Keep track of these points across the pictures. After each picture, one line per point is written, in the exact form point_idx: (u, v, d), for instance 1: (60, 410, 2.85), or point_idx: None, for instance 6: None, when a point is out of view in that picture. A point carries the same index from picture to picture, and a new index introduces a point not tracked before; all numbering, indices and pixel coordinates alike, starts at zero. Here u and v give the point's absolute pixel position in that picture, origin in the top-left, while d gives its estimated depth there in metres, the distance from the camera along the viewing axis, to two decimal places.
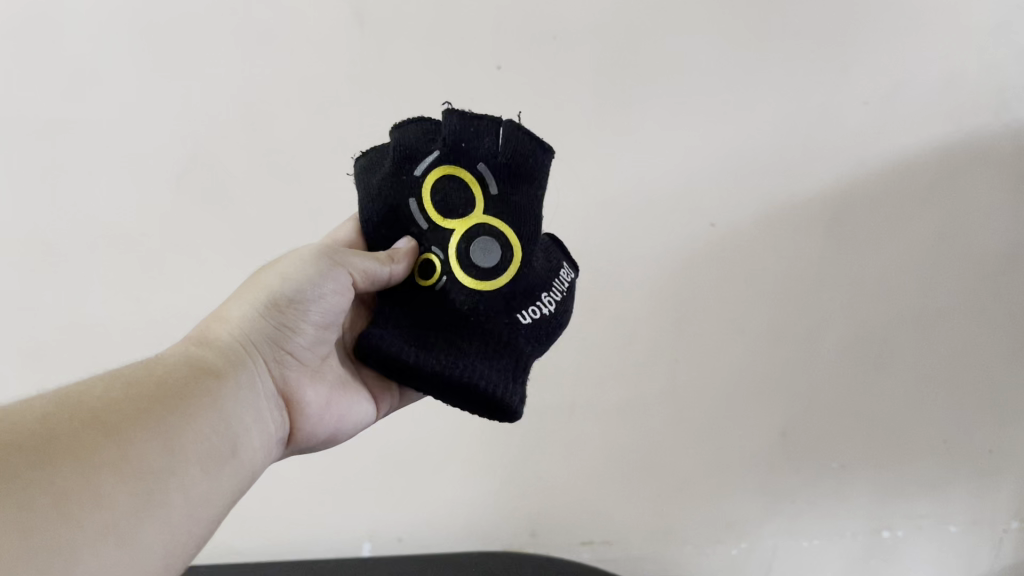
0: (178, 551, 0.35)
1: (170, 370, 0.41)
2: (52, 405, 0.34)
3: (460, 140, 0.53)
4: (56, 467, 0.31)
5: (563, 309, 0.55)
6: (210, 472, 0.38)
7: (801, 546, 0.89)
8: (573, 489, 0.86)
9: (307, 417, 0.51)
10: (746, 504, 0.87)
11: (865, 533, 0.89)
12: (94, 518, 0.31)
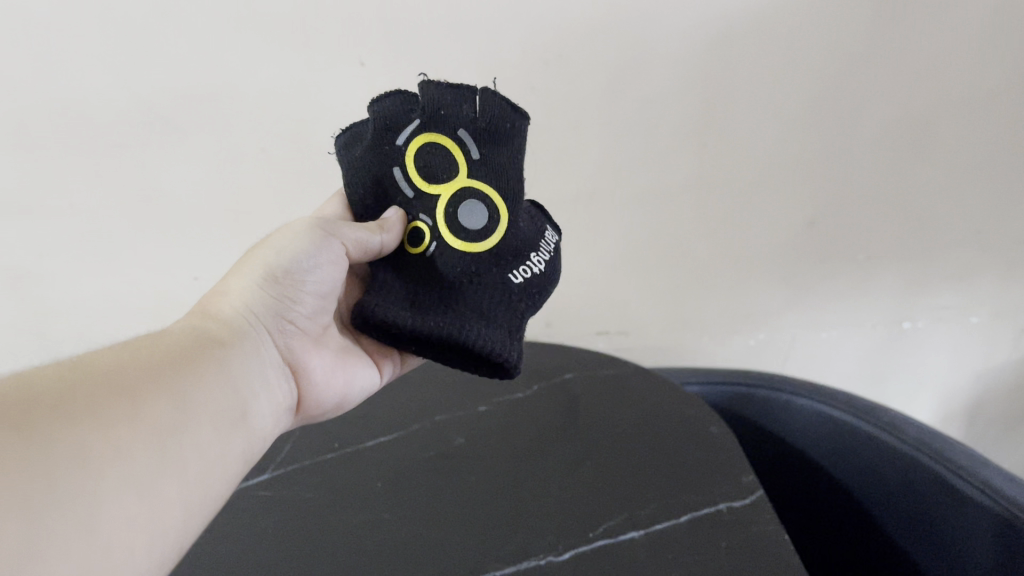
0: (198, 508, 0.34)
1: (172, 335, 0.40)
2: (65, 365, 0.33)
3: (438, 107, 0.49)
4: (74, 416, 0.30)
5: (550, 268, 0.53)
6: (224, 433, 0.37)
7: (819, 337, 0.92)
8: (589, 278, 0.86)
9: (315, 384, 0.49)
10: (768, 297, 0.89)
11: (886, 325, 0.91)
12: (115, 467, 0.30)
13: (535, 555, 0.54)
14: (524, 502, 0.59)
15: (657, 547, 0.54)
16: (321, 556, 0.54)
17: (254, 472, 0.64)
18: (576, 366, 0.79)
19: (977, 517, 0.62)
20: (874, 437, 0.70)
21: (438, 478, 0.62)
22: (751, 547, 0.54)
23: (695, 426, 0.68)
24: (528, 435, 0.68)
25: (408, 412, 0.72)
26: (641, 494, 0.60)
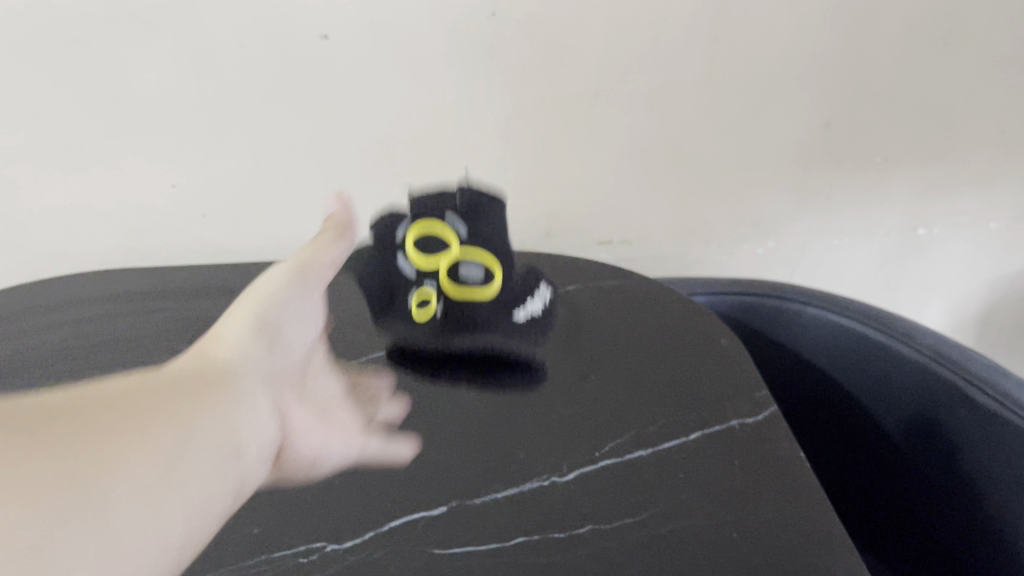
0: (189, 541, 0.33)
1: (174, 370, 0.39)
2: (67, 392, 0.32)
3: None
4: (51, 450, 0.29)
5: None
6: (223, 463, 0.36)
7: (830, 245, 0.90)
8: (590, 183, 0.81)
9: (296, 448, 0.48)
10: (778, 202, 0.86)
11: (899, 232, 0.90)
12: (87, 501, 0.28)
13: (539, 476, 0.52)
14: (527, 421, 0.57)
15: (666, 467, 0.52)
16: (315, 482, 0.52)
17: None
18: (579, 276, 0.75)
19: (999, 430, 0.60)
20: (890, 348, 0.68)
21: (436, 396, 0.60)
22: (766, 465, 0.52)
23: (704, 339, 0.65)
24: (530, 349, 0.65)
25: (404, 326, 0.68)
26: (648, 411, 0.57)
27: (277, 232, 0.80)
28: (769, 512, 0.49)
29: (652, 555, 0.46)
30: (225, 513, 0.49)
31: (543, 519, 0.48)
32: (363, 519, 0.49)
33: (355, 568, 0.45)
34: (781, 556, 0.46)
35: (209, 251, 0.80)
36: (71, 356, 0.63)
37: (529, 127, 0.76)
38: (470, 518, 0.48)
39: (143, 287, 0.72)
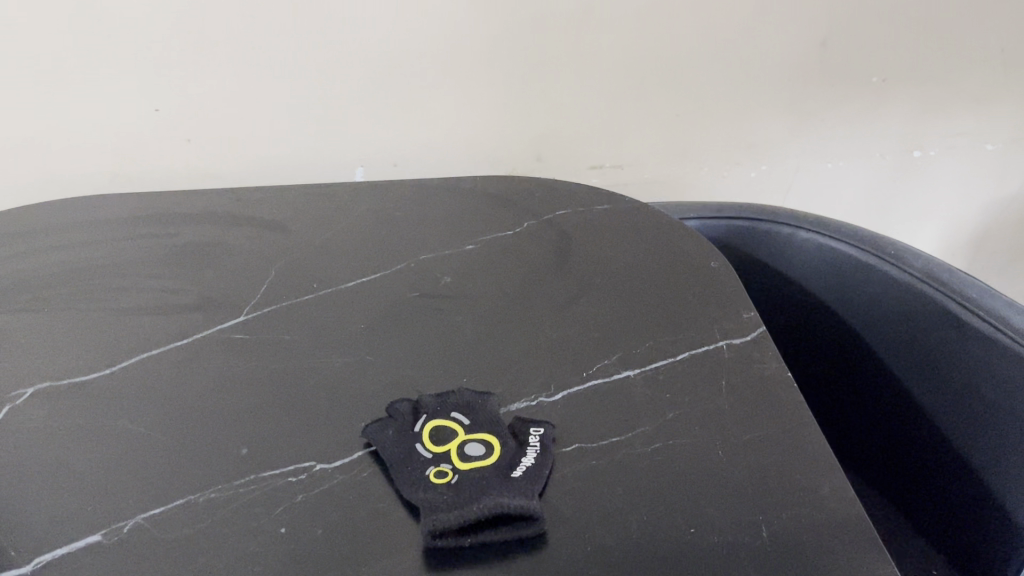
0: None
1: None
2: None
3: None
4: None
5: None
6: None
7: (826, 169, 0.92)
8: (586, 106, 0.82)
9: None
10: (773, 126, 0.87)
11: (896, 153, 0.92)
12: None
13: (527, 395, 0.52)
14: (516, 343, 0.57)
15: (654, 387, 0.52)
16: (302, 403, 0.52)
17: (228, 314, 0.60)
18: (570, 200, 0.74)
19: (983, 347, 0.61)
20: (880, 269, 0.69)
21: (425, 319, 0.59)
22: (754, 385, 0.52)
23: (694, 262, 0.65)
24: (519, 272, 0.65)
25: (392, 249, 0.67)
26: (636, 332, 0.57)
27: (263, 156, 0.78)
28: (755, 431, 0.49)
29: (638, 473, 0.46)
30: (211, 435, 0.50)
31: (536, 439, 0.48)
32: (352, 437, 0.50)
33: (344, 486, 0.46)
34: (765, 475, 0.46)
35: (194, 176, 0.78)
36: (56, 284, 0.62)
37: (529, 48, 0.77)
38: (462, 437, 0.48)
39: (128, 212, 0.71)
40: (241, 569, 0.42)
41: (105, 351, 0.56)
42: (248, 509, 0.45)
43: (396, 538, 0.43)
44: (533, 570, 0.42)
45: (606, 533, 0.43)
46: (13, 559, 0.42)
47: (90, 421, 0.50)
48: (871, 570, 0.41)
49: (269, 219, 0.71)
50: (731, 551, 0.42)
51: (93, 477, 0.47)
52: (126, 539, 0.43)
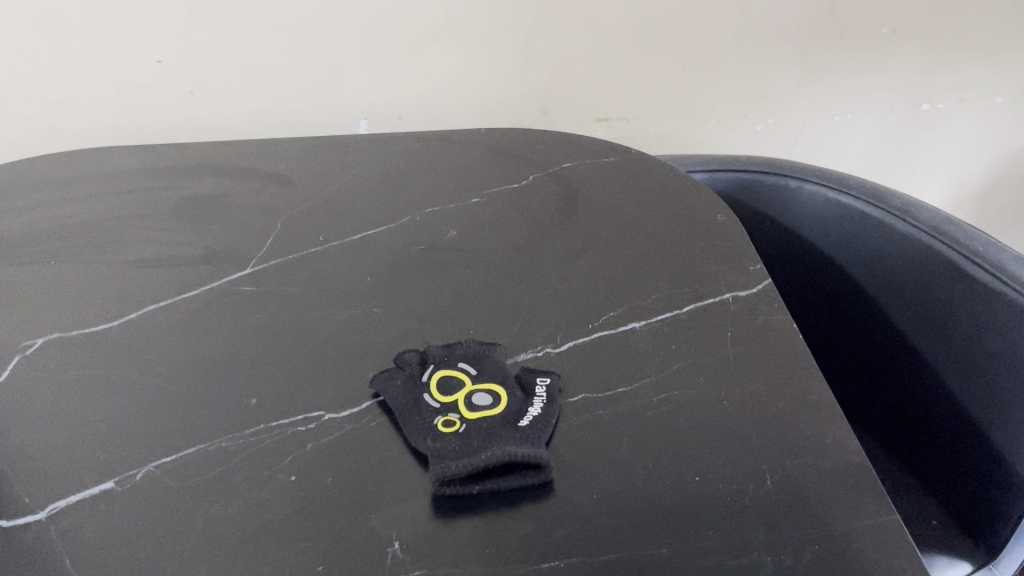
0: None
1: None
2: None
3: None
4: None
5: None
6: None
7: (833, 122, 0.92)
8: (592, 58, 0.81)
9: None
10: (780, 79, 0.86)
11: (904, 107, 0.92)
12: None
13: (534, 346, 0.53)
14: (523, 295, 0.57)
15: (660, 339, 0.53)
16: (310, 354, 0.52)
17: (234, 266, 0.60)
18: (575, 154, 0.74)
19: (988, 300, 0.61)
20: (887, 223, 0.69)
21: (432, 272, 0.59)
22: (760, 338, 0.53)
23: (700, 215, 0.65)
24: (525, 225, 0.65)
25: (398, 202, 0.67)
26: (642, 285, 0.57)
27: (268, 109, 0.78)
28: (761, 382, 0.49)
29: (644, 424, 0.47)
30: (221, 385, 0.50)
31: (543, 389, 0.48)
32: (361, 388, 0.50)
33: (352, 435, 0.47)
34: (770, 425, 0.47)
35: (198, 129, 0.78)
36: (62, 236, 0.62)
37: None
38: (469, 388, 0.49)
39: (133, 165, 0.71)
40: (252, 516, 0.42)
41: (113, 303, 0.56)
42: (257, 458, 0.45)
43: (405, 487, 0.44)
44: (540, 518, 0.42)
45: (612, 482, 0.44)
46: (29, 507, 0.43)
47: (100, 371, 0.51)
48: (874, 519, 0.42)
49: (274, 172, 0.70)
50: (735, 500, 0.43)
51: (104, 426, 0.47)
52: (139, 486, 0.44)
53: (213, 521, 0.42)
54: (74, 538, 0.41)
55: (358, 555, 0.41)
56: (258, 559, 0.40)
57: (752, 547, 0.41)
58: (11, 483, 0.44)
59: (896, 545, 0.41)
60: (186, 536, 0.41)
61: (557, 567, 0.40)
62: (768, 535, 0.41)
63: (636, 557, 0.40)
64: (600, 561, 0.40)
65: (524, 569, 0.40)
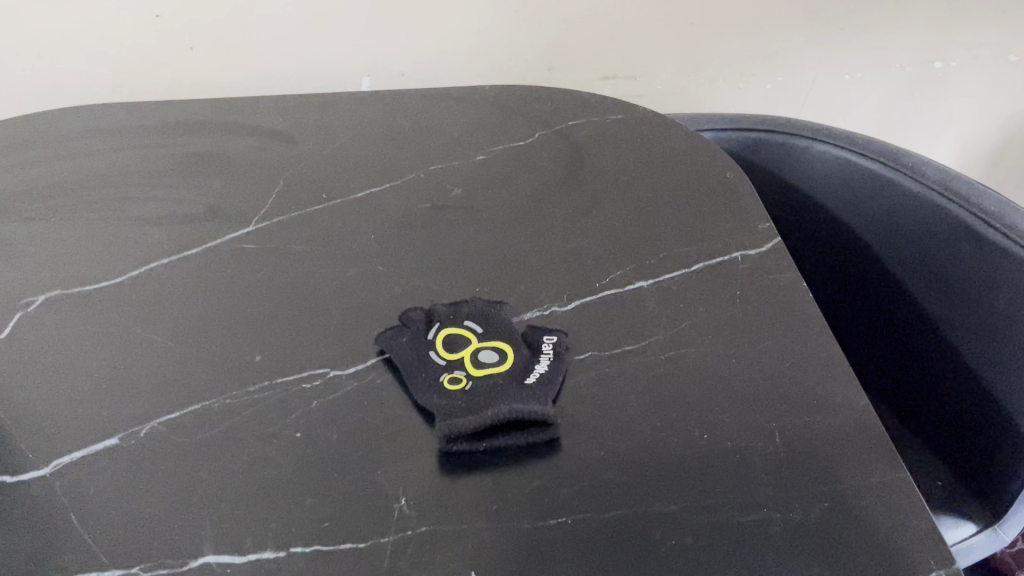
0: None
1: None
2: None
3: None
4: None
5: None
6: None
7: (844, 80, 0.90)
8: (600, 14, 0.79)
9: None
10: (790, 36, 0.85)
11: (916, 65, 0.90)
12: None
13: (540, 305, 0.52)
14: (529, 253, 0.56)
15: (668, 298, 0.52)
16: (314, 312, 0.52)
17: (237, 224, 0.59)
18: (581, 111, 0.73)
19: (998, 260, 0.60)
20: (897, 183, 0.68)
21: (437, 230, 0.59)
22: (769, 296, 0.52)
23: (708, 173, 0.64)
24: (531, 183, 0.64)
25: (402, 160, 0.66)
26: (650, 244, 0.57)
27: (269, 64, 0.77)
28: (770, 341, 0.49)
29: (652, 381, 0.47)
30: (224, 343, 0.50)
31: (549, 347, 0.48)
32: (366, 345, 0.49)
33: (358, 392, 0.46)
34: (779, 384, 0.46)
35: (197, 84, 0.76)
36: (61, 193, 0.62)
37: None
38: (475, 346, 0.48)
39: (132, 121, 0.70)
40: (258, 473, 0.42)
41: (114, 260, 0.56)
42: (262, 415, 0.45)
43: (411, 443, 0.44)
44: (547, 476, 0.42)
45: (620, 439, 0.43)
46: (33, 463, 0.42)
47: (102, 328, 0.50)
48: (884, 477, 0.41)
49: (275, 129, 0.69)
50: (744, 458, 0.42)
51: (108, 383, 0.47)
52: (143, 443, 0.44)
53: (218, 478, 0.42)
54: (79, 495, 0.41)
55: (364, 512, 0.40)
56: (265, 515, 0.40)
57: (761, 504, 0.40)
58: (15, 440, 0.44)
59: (906, 502, 0.40)
60: (192, 492, 0.41)
61: (565, 523, 0.40)
62: (777, 492, 0.41)
63: (644, 514, 0.40)
64: (608, 518, 0.40)
65: (531, 526, 0.40)
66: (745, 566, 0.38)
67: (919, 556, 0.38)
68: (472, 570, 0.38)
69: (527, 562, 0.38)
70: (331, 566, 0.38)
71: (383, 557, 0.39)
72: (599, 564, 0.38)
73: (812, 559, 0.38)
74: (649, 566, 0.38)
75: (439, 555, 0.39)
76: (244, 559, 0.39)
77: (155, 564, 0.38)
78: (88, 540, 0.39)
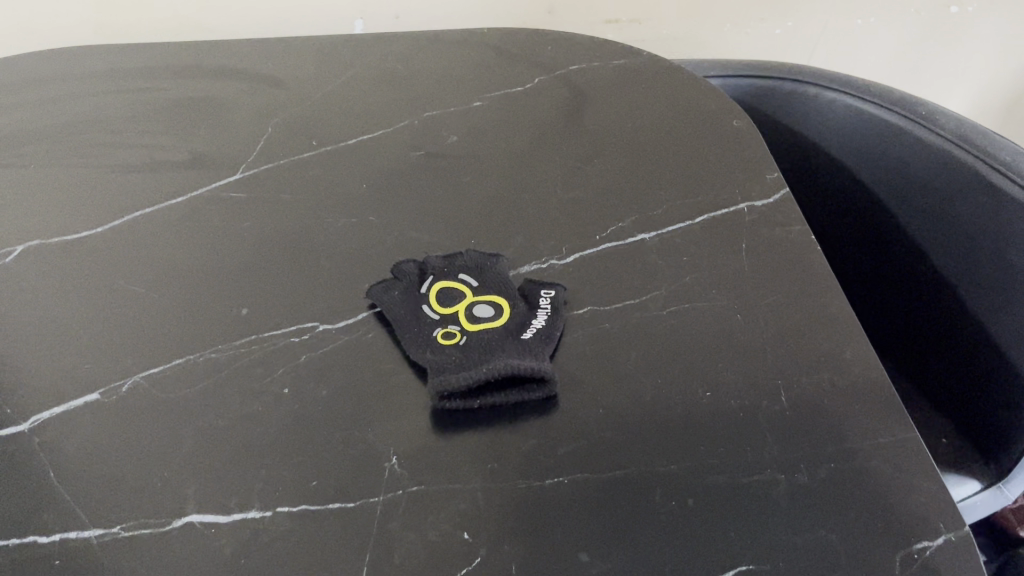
0: None
1: None
2: None
3: None
4: None
5: None
6: None
7: (855, 25, 0.88)
8: None
9: None
10: None
11: (931, 10, 0.87)
12: None
13: (538, 258, 0.50)
14: (528, 204, 0.54)
15: (671, 251, 0.50)
16: (303, 263, 0.50)
17: (223, 171, 0.57)
18: (583, 56, 0.70)
19: (1012, 213, 0.58)
20: (909, 133, 0.66)
21: (432, 179, 0.57)
22: (777, 250, 0.50)
23: (715, 121, 0.62)
24: (529, 129, 0.61)
25: (395, 106, 0.64)
26: (653, 194, 0.55)
27: (257, 5, 0.74)
28: (776, 296, 0.47)
29: (653, 337, 0.45)
30: (210, 295, 0.48)
31: (547, 301, 0.46)
32: (357, 298, 0.48)
33: (348, 346, 0.45)
34: (785, 340, 0.45)
35: (185, 27, 0.74)
36: (41, 139, 0.59)
37: None
38: (470, 300, 0.47)
39: (114, 65, 0.67)
40: (244, 429, 0.41)
41: (96, 209, 0.54)
42: (248, 370, 0.44)
43: (403, 400, 0.42)
44: (543, 434, 0.41)
45: (619, 397, 0.42)
46: (11, 418, 0.41)
47: (83, 280, 0.48)
48: (893, 437, 0.40)
49: (265, 73, 0.67)
50: (747, 417, 0.41)
51: (89, 336, 0.45)
52: (125, 398, 0.42)
53: (203, 435, 0.41)
54: (59, 451, 0.40)
55: (354, 472, 0.39)
56: (250, 473, 0.39)
57: (765, 464, 0.39)
58: None
59: (915, 463, 0.39)
60: (176, 450, 0.40)
61: (561, 484, 0.38)
62: (782, 452, 0.39)
63: (644, 474, 0.39)
64: (607, 478, 0.39)
65: (527, 486, 0.38)
66: (747, 528, 0.37)
67: (928, 518, 0.37)
68: (464, 531, 0.37)
69: (522, 524, 0.37)
70: (319, 526, 0.37)
71: (373, 517, 0.37)
72: (596, 526, 0.37)
73: (818, 521, 0.37)
74: (648, 528, 0.37)
75: (432, 515, 0.37)
76: (230, 518, 0.37)
77: (137, 523, 0.37)
78: (68, 499, 0.38)
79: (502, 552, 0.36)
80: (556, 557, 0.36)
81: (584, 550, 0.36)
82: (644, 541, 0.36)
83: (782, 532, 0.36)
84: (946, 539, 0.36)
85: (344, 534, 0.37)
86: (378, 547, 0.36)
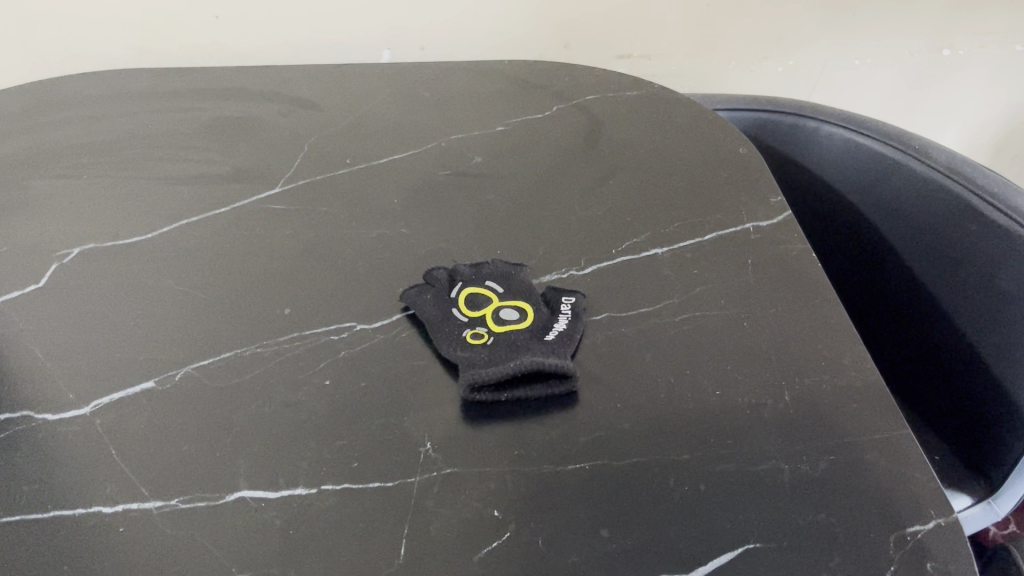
0: None
1: None
2: None
3: None
4: None
5: None
6: None
7: (854, 65, 0.93)
8: None
9: None
10: (803, 20, 0.87)
11: (925, 52, 0.92)
12: None
13: (560, 268, 0.54)
14: (548, 220, 0.58)
15: (682, 265, 0.54)
16: (339, 269, 0.54)
17: (263, 185, 0.61)
18: (599, 87, 0.75)
19: (1001, 240, 0.62)
20: (904, 165, 0.70)
21: (459, 196, 0.61)
22: (780, 265, 0.54)
23: (721, 147, 0.66)
24: (549, 152, 0.66)
25: (423, 128, 0.68)
26: (665, 213, 0.59)
27: (292, 32, 0.78)
28: (780, 307, 0.51)
29: (666, 341, 0.48)
30: (255, 295, 0.51)
31: (568, 307, 0.50)
32: (391, 301, 0.51)
33: (385, 345, 0.48)
34: (788, 346, 0.48)
35: (220, 54, 0.78)
36: (90, 152, 0.63)
37: None
38: (497, 304, 0.50)
39: (156, 86, 0.71)
40: (290, 416, 0.44)
41: (144, 217, 0.57)
42: (293, 363, 0.47)
43: (436, 393, 0.45)
44: (567, 425, 0.44)
45: (636, 394, 0.45)
46: (75, 402, 0.44)
47: (135, 280, 0.52)
48: (889, 433, 0.43)
49: (300, 97, 0.71)
50: (754, 413, 0.44)
51: (143, 330, 0.49)
52: (178, 386, 0.45)
53: (252, 419, 0.44)
54: (120, 432, 0.43)
55: (392, 455, 0.42)
56: (296, 455, 0.42)
57: (770, 455, 0.42)
58: (55, 379, 0.45)
59: (909, 456, 0.42)
60: (227, 432, 0.43)
61: (583, 470, 0.42)
62: (787, 445, 0.43)
63: (660, 462, 0.42)
64: (625, 465, 0.42)
65: (551, 471, 0.42)
66: (754, 510, 0.40)
67: (920, 504, 0.40)
68: (495, 509, 0.40)
69: (548, 504, 0.40)
70: (362, 502, 0.40)
71: (411, 495, 0.40)
72: (616, 507, 0.40)
73: (819, 506, 0.40)
74: (663, 510, 0.40)
75: (465, 494, 0.41)
76: (278, 494, 0.40)
77: (194, 497, 0.40)
78: (129, 473, 0.41)
79: (531, 528, 0.39)
80: (580, 532, 0.39)
81: (604, 527, 0.39)
82: (660, 521, 0.39)
83: (787, 515, 0.40)
84: (937, 523, 0.39)
85: (384, 510, 0.40)
86: (416, 521, 0.39)
